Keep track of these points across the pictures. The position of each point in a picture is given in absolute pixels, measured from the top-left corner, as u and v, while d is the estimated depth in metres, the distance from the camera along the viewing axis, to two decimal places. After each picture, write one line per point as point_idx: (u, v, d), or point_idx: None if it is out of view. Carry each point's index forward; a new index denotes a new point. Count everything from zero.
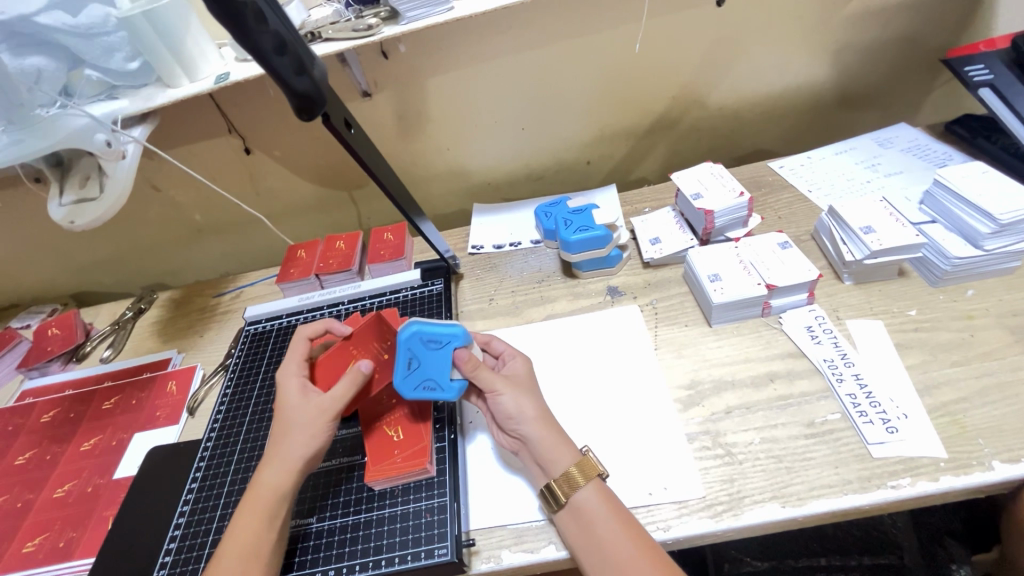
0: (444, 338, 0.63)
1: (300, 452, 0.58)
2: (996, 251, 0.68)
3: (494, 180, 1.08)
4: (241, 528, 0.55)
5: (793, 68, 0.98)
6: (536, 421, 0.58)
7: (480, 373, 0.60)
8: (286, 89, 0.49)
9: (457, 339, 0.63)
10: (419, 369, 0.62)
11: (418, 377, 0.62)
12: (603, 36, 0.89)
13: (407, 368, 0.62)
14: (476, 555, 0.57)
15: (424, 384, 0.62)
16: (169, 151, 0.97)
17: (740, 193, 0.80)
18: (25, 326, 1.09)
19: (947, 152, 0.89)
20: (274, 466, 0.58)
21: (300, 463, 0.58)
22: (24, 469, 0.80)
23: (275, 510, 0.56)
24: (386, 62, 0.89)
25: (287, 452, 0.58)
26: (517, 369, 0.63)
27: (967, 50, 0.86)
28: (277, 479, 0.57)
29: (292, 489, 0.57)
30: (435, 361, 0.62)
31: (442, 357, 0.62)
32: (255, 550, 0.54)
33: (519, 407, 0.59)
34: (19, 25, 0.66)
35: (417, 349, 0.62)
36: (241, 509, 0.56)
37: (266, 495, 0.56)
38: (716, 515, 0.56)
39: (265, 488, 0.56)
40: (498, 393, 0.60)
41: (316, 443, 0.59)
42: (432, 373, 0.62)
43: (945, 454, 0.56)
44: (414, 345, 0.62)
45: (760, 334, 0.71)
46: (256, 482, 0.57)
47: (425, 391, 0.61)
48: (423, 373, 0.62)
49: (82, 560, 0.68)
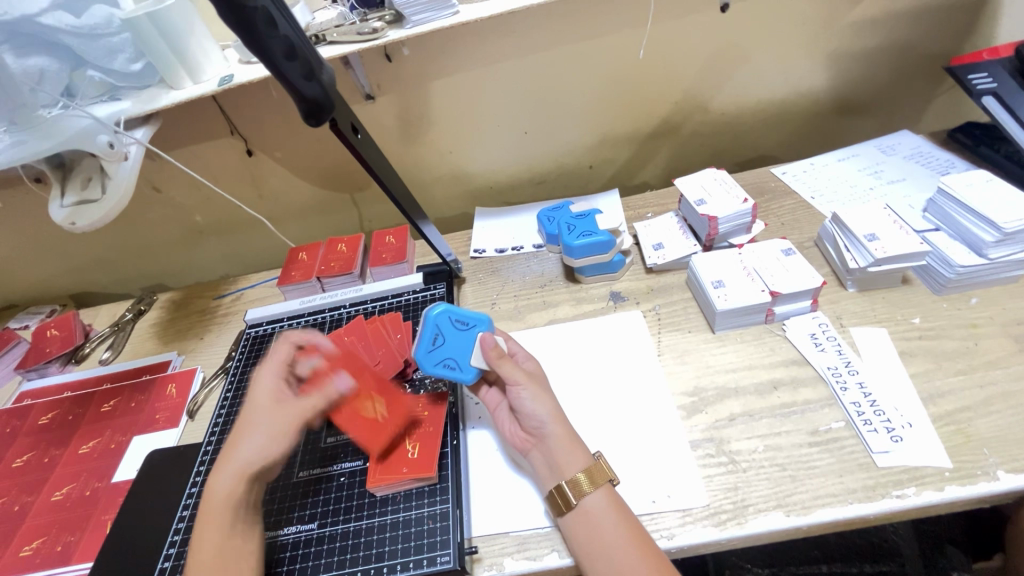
0: (471, 322, 0.65)
1: (260, 456, 0.56)
2: (1000, 259, 0.68)
3: (497, 183, 1.08)
4: (209, 531, 0.53)
5: (796, 74, 0.98)
6: (557, 422, 0.58)
7: (503, 365, 0.60)
8: (295, 95, 0.48)
9: (482, 324, 0.65)
10: (443, 346, 0.64)
11: (440, 354, 0.64)
12: (606, 40, 0.89)
13: (432, 344, 0.64)
14: (479, 563, 0.57)
15: (445, 361, 0.64)
16: (170, 152, 0.97)
17: (744, 199, 0.80)
18: (23, 327, 1.08)
19: (950, 159, 0.89)
20: (227, 470, 0.56)
21: (254, 473, 0.56)
22: (22, 472, 0.79)
23: (227, 518, 0.54)
24: (390, 64, 0.89)
25: (242, 456, 0.56)
26: (535, 368, 0.62)
27: (971, 58, 0.86)
28: (229, 482, 0.55)
29: (242, 498, 0.55)
30: (459, 342, 0.64)
31: (467, 339, 0.64)
32: (220, 557, 0.53)
33: (542, 407, 0.58)
34: (22, 25, 0.65)
35: (444, 326, 0.65)
36: (201, 515, 0.55)
37: (218, 496, 0.55)
38: (720, 523, 0.55)
39: (218, 492, 0.55)
40: (519, 387, 0.59)
41: (272, 454, 0.57)
42: (455, 352, 0.64)
43: (950, 463, 0.56)
44: (442, 323, 0.65)
45: (763, 340, 0.71)
46: (210, 485, 0.56)
47: (446, 368, 0.63)
48: (447, 351, 0.64)
49: (80, 565, 0.67)
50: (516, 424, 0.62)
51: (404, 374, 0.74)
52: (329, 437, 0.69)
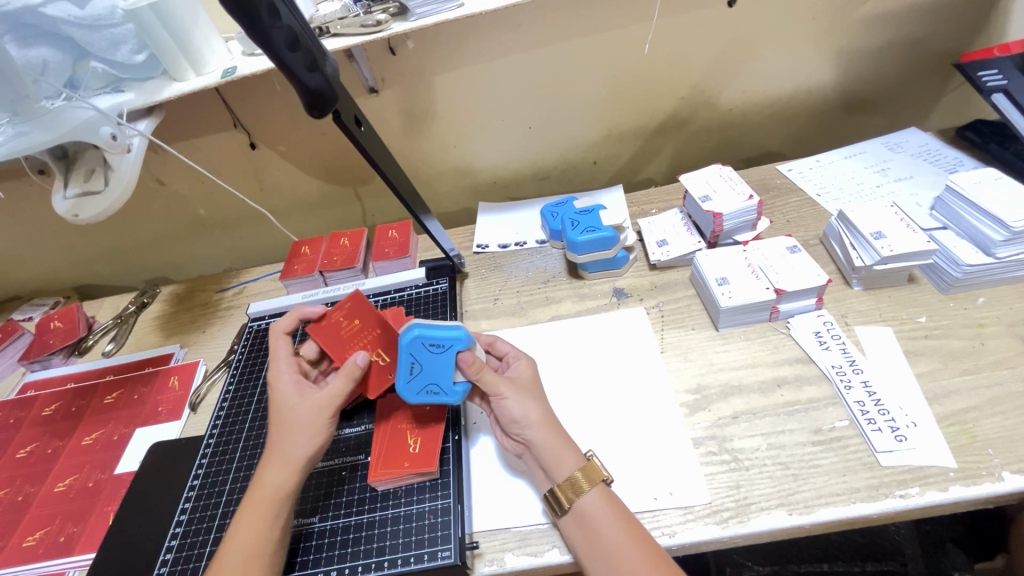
0: (447, 342, 0.60)
1: (308, 448, 0.58)
2: (1007, 259, 0.67)
3: (501, 178, 1.08)
4: (243, 527, 0.54)
5: (803, 71, 0.97)
6: (543, 427, 0.57)
7: (484, 377, 0.60)
8: (297, 85, 0.48)
9: (460, 342, 0.60)
10: (421, 374, 0.61)
11: (420, 382, 0.61)
12: (612, 34, 0.89)
13: (409, 373, 0.61)
14: (480, 558, 0.57)
15: (427, 388, 0.61)
16: (173, 144, 0.96)
17: (750, 195, 0.79)
18: (27, 318, 1.09)
19: (958, 157, 0.88)
20: (277, 464, 0.57)
21: (304, 462, 0.57)
22: (25, 463, 0.79)
23: (280, 510, 0.55)
24: (394, 58, 0.88)
25: (290, 451, 0.57)
26: (522, 371, 0.62)
27: (981, 54, 0.85)
28: (279, 477, 0.56)
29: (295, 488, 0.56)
30: (438, 365, 0.60)
31: (445, 361, 0.60)
32: (258, 550, 0.53)
33: (524, 412, 0.58)
34: (26, 15, 0.65)
35: (418, 353, 0.60)
36: (244, 507, 0.56)
37: (269, 494, 0.55)
38: (722, 522, 0.55)
39: (270, 487, 0.56)
40: (501, 398, 0.59)
41: (318, 441, 0.58)
42: (435, 377, 0.60)
43: (955, 464, 0.55)
44: (416, 349, 0.60)
45: (767, 338, 0.71)
46: (258, 481, 0.57)
47: (429, 395, 0.61)
48: (427, 377, 0.60)
49: (82, 556, 0.67)
50: (502, 432, 0.63)
51: None
52: (330, 431, 0.69)
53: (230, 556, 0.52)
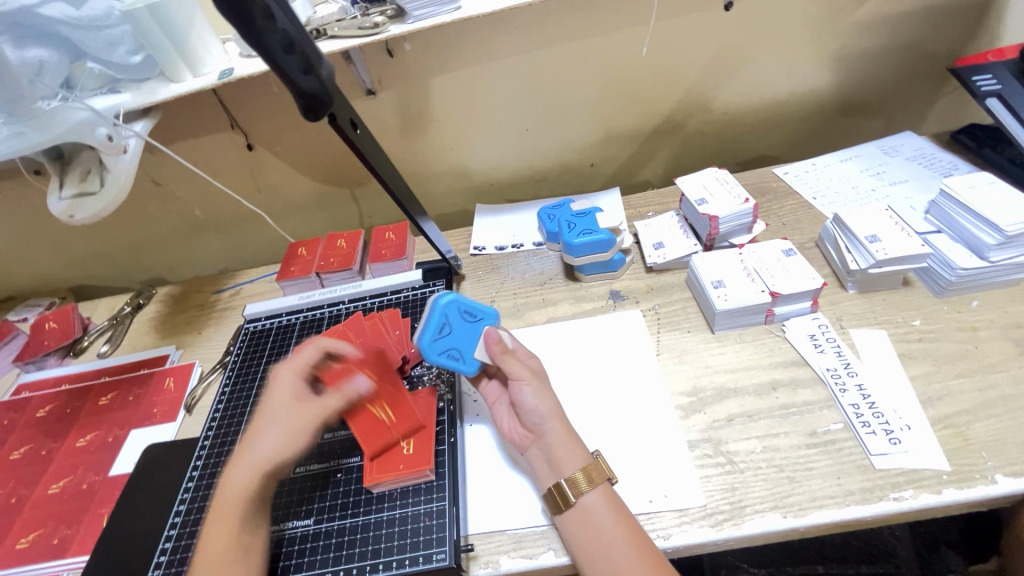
0: (479, 314, 0.66)
1: (277, 452, 0.59)
2: (1001, 263, 0.67)
3: (498, 180, 1.08)
4: (213, 532, 0.54)
5: (799, 74, 0.98)
6: (557, 419, 0.58)
7: (508, 361, 0.61)
8: (292, 88, 0.48)
9: (490, 318, 0.66)
10: (449, 336, 0.64)
11: (445, 344, 0.64)
12: (610, 37, 0.89)
13: (438, 332, 0.64)
14: (475, 560, 0.57)
15: (449, 351, 0.63)
16: (170, 145, 0.96)
17: (745, 198, 0.80)
18: (22, 319, 1.08)
19: (953, 161, 0.89)
20: (240, 467, 0.58)
21: (268, 470, 0.58)
22: (19, 465, 0.79)
23: (242, 510, 0.55)
24: (391, 60, 0.88)
25: (256, 452, 0.58)
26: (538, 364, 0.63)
27: (975, 59, 0.85)
28: (243, 478, 0.57)
29: (259, 491, 0.57)
30: (466, 333, 0.65)
31: (474, 330, 0.65)
32: (227, 553, 0.53)
33: (542, 403, 0.58)
34: (22, 16, 0.64)
35: (452, 316, 0.65)
36: (211, 516, 0.56)
37: (232, 496, 0.56)
38: (717, 524, 0.55)
39: (231, 489, 0.56)
40: (523, 382, 0.59)
41: (288, 452, 0.59)
42: (460, 343, 0.64)
43: (948, 467, 0.55)
44: (451, 311, 0.65)
45: (763, 341, 0.71)
46: (223, 484, 0.57)
47: (448, 358, 0.63)
48: (453, 341, 0.64)
49: (76, 558, 0.67)
50: (514, 420, 0.62)
51: (400, 373, 0.73)
52: (326, 433, 0.69)
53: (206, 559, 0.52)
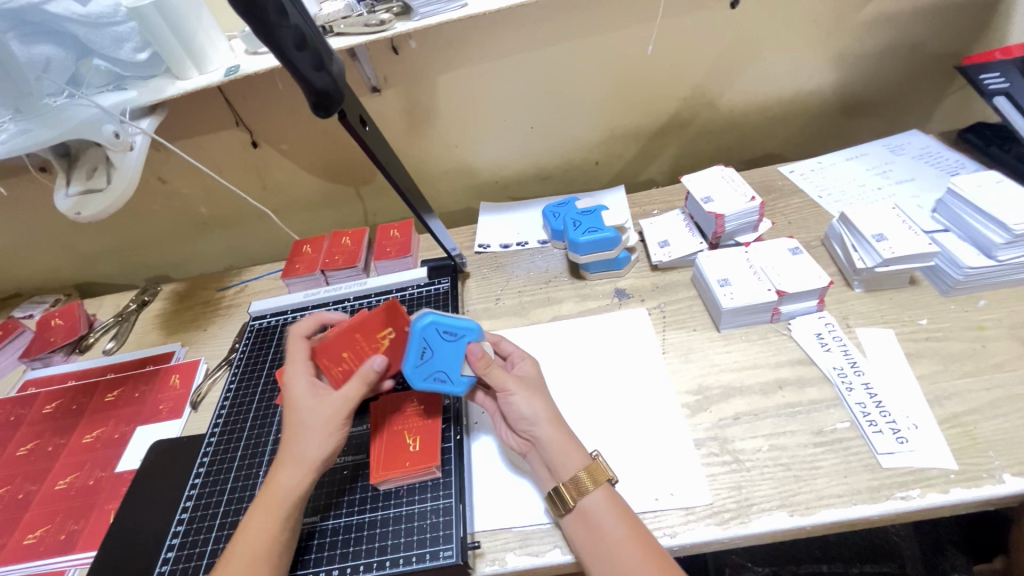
0: (460, 331, 0.62)
1: (320, 453, 0.58)
2: (1009, 261, 0.67)
3: (503, 178, 1.08)
4: (252, 529, 0.54)
5: (805, 72, 0.97)
6: (549, 423, 0.58)
7: (491, 373, 0.60)
8: (304, 84, 0.48)
9: (472, 333, 0.62)
10: (431, 360, 0.61)
11: (429, 368, 0.62)
12: (615, 34, 0.89)
13: (419, 358, 0.61)
14: (481, 558, 0.57)
15: (434, 374, 0.62)
16: (175, 143, 0.96)
17: (751, 197, 0.80)
18: (27, 316, 1.08)
19: (960, 159, 0.88)
20: (290, 467, 0.57)
21: (318, 465, 0.57)
22: (26, 461, 0.79)
23: (289, 511, 0.55)
24: (397, 57, 0.88)
25: (304, 453, 0.57)
26: (528, 371, 0.62)
27: (982, 57, 0.85)
28: (294, 481, 0.56)
29: (308, 490, 0.56)
30: (448, 352, 0.62)
31: (457, 349, 0.62)
32: (266, 552, 0.53)
33: (531, 408, 0.58)
34: (29, 13, 0.64)
35: (432, 338, 0.61)
36: (253, 509, 0.56)
37: (281, 496, 0.55)
38: (723, 522, 0.55)
39: (282, 490, 0.56)
40: (508, 394, 0.59)
41: (332, 445, 0.58)
42: (444, 365, 0.62)
43: (955, 466, 0.55)
44: (429, 335, 0.61)
45: (769, 340, 0.71)
46: (270, 483, 0.57)
47: (435, 382, 0.62)
48: (436, 365, 0.61)
49: (83, 554, 0.67)
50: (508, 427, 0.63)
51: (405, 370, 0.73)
52: None
53: (237, 557, 0.52)
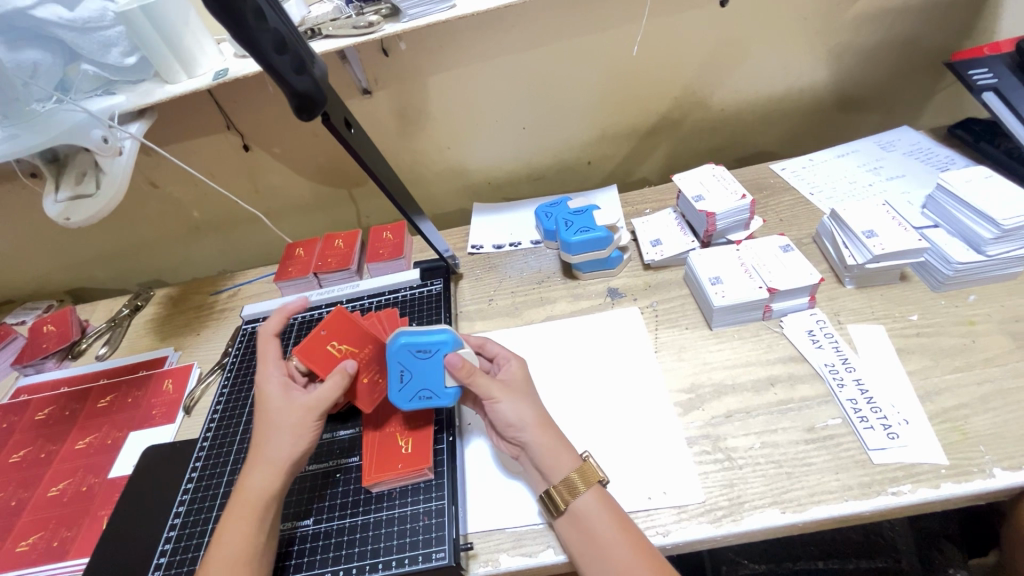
0: (433, 347, 0.61)
1: (290, 454, 0.57)
2: (999, 256, 0.67)
3: (496, 178, 1.08)
4: (229, 533, 0.54)
5: (795, 70, 0.97)
6: (536, 428, 0.57)
7: (475, 380, 0.59)
8: (285, 88, 0.48)
9: (448, 345, 0.61)
10: (413, 380, 0.61)
11: (413, 387, 0.61)
12: (605, 34, 0.89)
13: (400, 381, 0.62)
14: (475, 559, 0.57)
15: (420, 393, 0.61)
16: (166, 146, 0.96)
17: (742, 195, 0.80)
18: (20, 322, 1.08)
19: (950, 155, 0.89)
20: (259, 468, 0.57)
21: (287, 465, 0.57)
22: (18, 468, 0.79)
23: (263, 513, 0.55)
24: (387, 59, 0.88)
25: (273, 454, 0.57)
26: (513, 374, 0.62)
27: (971, 53, 0.85)
28: (262, 482, 0.56)
29: (279, 491, 0.56)
30: (427, 369, 0.61)
31: (432, 365, 0.61)
32: (244, 557, 0.53)
33: (518, 415, 0.58)
34: (16, 18, 0.64)
35: (407, 360, 0.61)
36: (228, 514, 0.56)
37: (252, 499, 0.55)
38: (715, 520, 0.55)
39: (251, 491, 0.56)
40: (494, 401, 0.59)
41: (301, 445, 0.58)
42: (427, 381, 0.61)
43: (946, 460, 0.55)
44: (404, 356, 0.61)
45: (761, 337, 0.71)
46: (242, 486, 0.56)
47: (422, 400, 0.61)
48: (418, 384, 0.61)
49: (76, 560, 0.67)
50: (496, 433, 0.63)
51: None
52: (325, 433, 0.69)
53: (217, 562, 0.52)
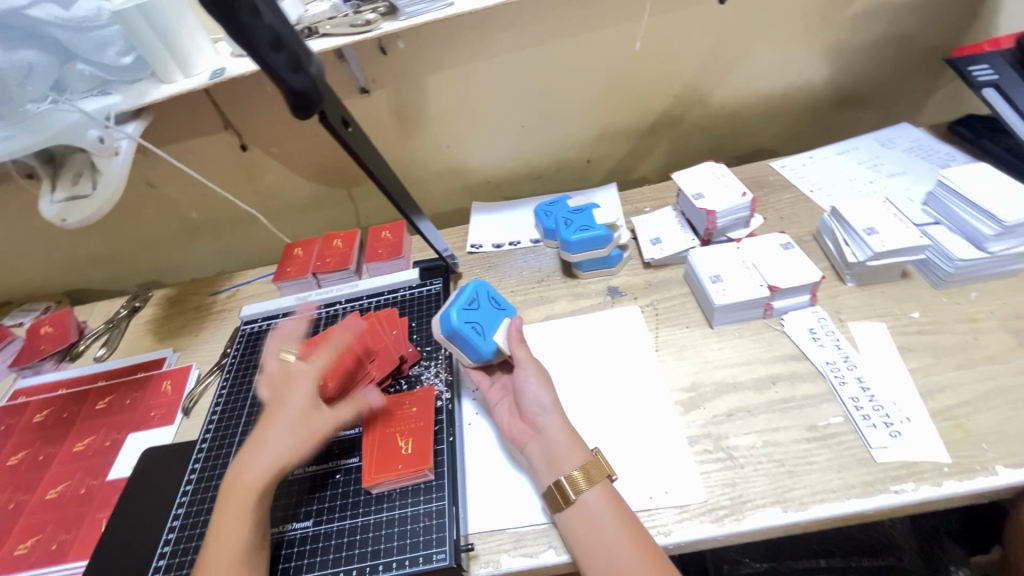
0: (501, 305, 0.68)
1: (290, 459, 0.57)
2: (1000, 253, 0.67)
3: (494, 178, 1.07)
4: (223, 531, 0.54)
5: (794, 67, 0.97)
6: (556, 413, 0.59)
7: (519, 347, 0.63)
8: (282, 86, 0.48)
9: (508, 313, 0.68)
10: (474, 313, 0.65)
11: (472, 317, 0.64)
12: (604, 32, 0.88)
13: (467, 304, 0.65)
14: (475, 559, 0.57)
15: (472, 324, 0.64)
16: (163, 147, 0.96)
17: (743, 193, 0.80)
18: (17, 324, 1.07)
19: (950, 152, 0.88)
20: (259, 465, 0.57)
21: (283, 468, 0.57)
22: (16, 471, 0.79)
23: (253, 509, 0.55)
24: (385, 57, 0.87)
25: (274, 452, 0.57)
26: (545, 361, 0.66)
27: (971, 49, 0.86)
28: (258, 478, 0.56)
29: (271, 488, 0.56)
30: (489, 317, 0.66)
31: (495, 317, 0.66)
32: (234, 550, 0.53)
33: (543, 394, 0.60)
34: (11, 18, 0.64)
35: (482, 298, 0.67)
36: (222, 504, 0.55)
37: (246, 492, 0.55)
38: (717, 520, 0.55)
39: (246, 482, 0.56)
40: (526, 371, 0.61)
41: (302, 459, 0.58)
42: (484, 322, 0.65)
43: (949, 458, 0.55)
44: (481, 294, 0.67)
45: (762, 336, 0.71)
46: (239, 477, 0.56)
47: (470, 329, 0.63)
48: (478, 317, 0.65)
49: (75, 563, 0.67)
50: (515, 418, 0.63)
51: (396, 373, 0.73)
52: None
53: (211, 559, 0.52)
